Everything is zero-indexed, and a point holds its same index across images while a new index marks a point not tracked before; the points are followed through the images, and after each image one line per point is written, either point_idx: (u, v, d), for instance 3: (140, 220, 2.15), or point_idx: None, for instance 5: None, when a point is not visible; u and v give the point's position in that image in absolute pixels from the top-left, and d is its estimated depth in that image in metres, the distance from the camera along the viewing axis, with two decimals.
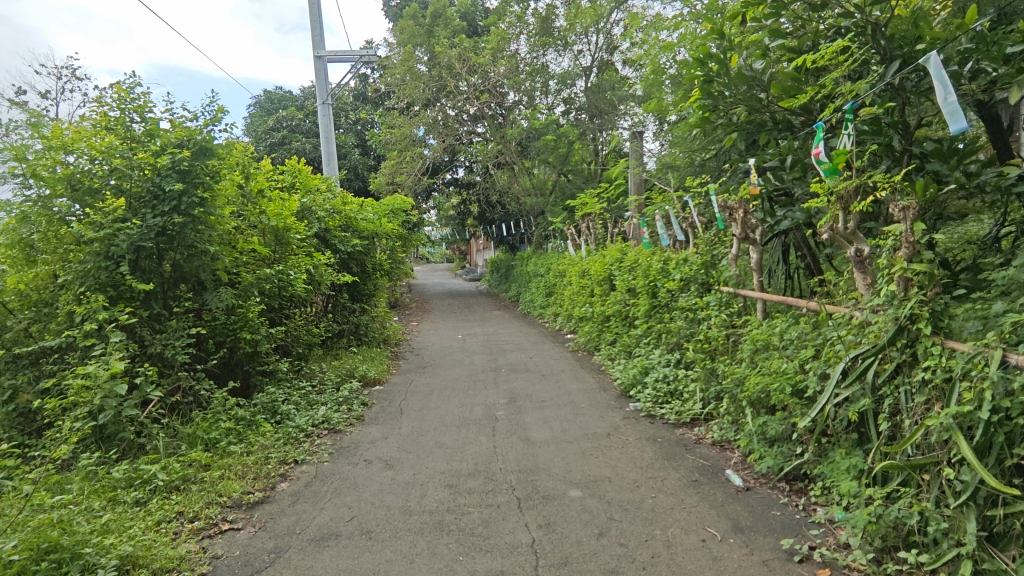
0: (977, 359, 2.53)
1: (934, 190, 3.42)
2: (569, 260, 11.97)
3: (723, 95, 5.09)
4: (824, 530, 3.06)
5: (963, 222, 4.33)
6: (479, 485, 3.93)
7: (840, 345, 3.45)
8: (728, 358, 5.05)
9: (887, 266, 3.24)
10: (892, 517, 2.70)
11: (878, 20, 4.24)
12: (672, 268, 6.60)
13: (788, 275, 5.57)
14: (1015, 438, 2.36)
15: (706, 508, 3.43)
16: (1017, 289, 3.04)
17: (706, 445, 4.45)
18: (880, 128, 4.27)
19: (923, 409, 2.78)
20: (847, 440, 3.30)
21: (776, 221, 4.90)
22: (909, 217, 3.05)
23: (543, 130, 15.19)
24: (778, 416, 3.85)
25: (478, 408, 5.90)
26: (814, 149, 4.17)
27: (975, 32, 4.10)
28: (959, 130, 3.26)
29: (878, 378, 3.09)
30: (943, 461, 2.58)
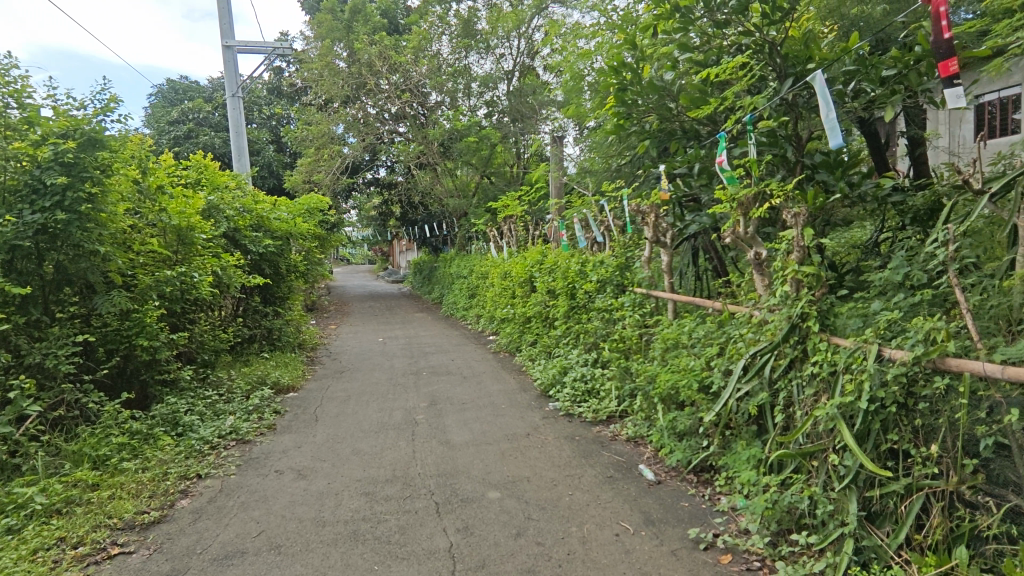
0: (857, 354, 2.76)
1: (821, 199, 3.74)
2: (491, 261, 12.02)
3: (636, 104, 5.29)
4: (727, 517, 3.24)
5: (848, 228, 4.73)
6: (396, 492, 3.84)
7: (741, 342, 3.66)
8: (641, 357, 5.24)
9: (781, 269, 3.48)
10: (786, 502, 2.90)
11: (774, 40, 4.61)
12: (589, 270, 6.78)
13: (697, 277, 5.87)
14: (888, 425, 2.59)
15: (620, 503, 3.54)
16: (891, 289, 3.36)
17: (620, 441, 4.59)
18: (776, 140, 4.59)
19: (812, 400, 3.01)
20: (748, 432, 3.51)
21: (685, 225, 5.15)
22: (799, 223, 3.36)
23: (465, 132, 15.17)
24: (687, 411, 4.05)
25: (398, 413, 5.78)
26: (719, 157, 4.42)
27: (857, 55, 4.51)
28: (835, 145, 3.65)
29: (774, 372, 3.31)
30: (829, 449, 2.80)
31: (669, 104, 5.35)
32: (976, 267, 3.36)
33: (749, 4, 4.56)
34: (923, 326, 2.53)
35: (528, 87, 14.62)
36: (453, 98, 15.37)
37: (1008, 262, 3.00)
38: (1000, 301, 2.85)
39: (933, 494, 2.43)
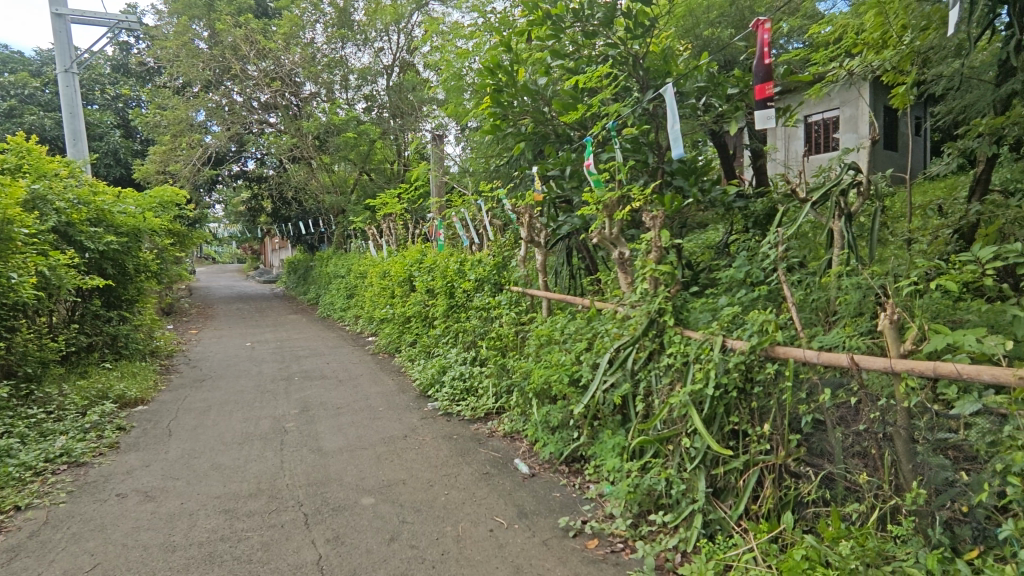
0: (705, 345, 3.01)
1: (676, 203, 4.07)
2: (370, 261, 11.68)
3: (511, 105, 5.44)
4: (594, 504, 3.41)
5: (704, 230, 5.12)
6: (260, 507, 3.59)
7: (607, 337, 3.86)
8: (517, 354, 5.36)
9: (641, 267, 3.72)
10: (646, 486, 3.11)
11: (637, 53, 4.93)
12: (468, 269, 6.81)
13: (571, 276, 6.10)
14: (730, 408, 2.87)
15: (495, 499, 3.58)
16: (735, 285, 3.73)
17: (497, 437, 4.67)
18: (639, 147, 4.90)
19: (668, 389, 3.25)
20: (613, 421, 3.74)
21: (559, 226, 5.37)
22: (657, 225, 3.64)
23: (343, 126, 14.47)
24: (559, 404, 4.19)
25: (265, 422, 5.41)
26: (587, 161, 4.64)
27: (707, 73, 4.95)
28: (679, 155, 3.99)
29: (635, 363, 3.53)
30: (682, 433, 3.04)
31: (541, 108, 5.54)
32: (801, 265, 3.83)
33: (615, 18, 4.87)
34: (757, 319, 2.84)
35: (408, 84, 14.43)
36: (329, 90, 14.83)
37: (826, 261, 3.44)
38: (819, 295, 3.25)
39: (767, 468, 2.72)
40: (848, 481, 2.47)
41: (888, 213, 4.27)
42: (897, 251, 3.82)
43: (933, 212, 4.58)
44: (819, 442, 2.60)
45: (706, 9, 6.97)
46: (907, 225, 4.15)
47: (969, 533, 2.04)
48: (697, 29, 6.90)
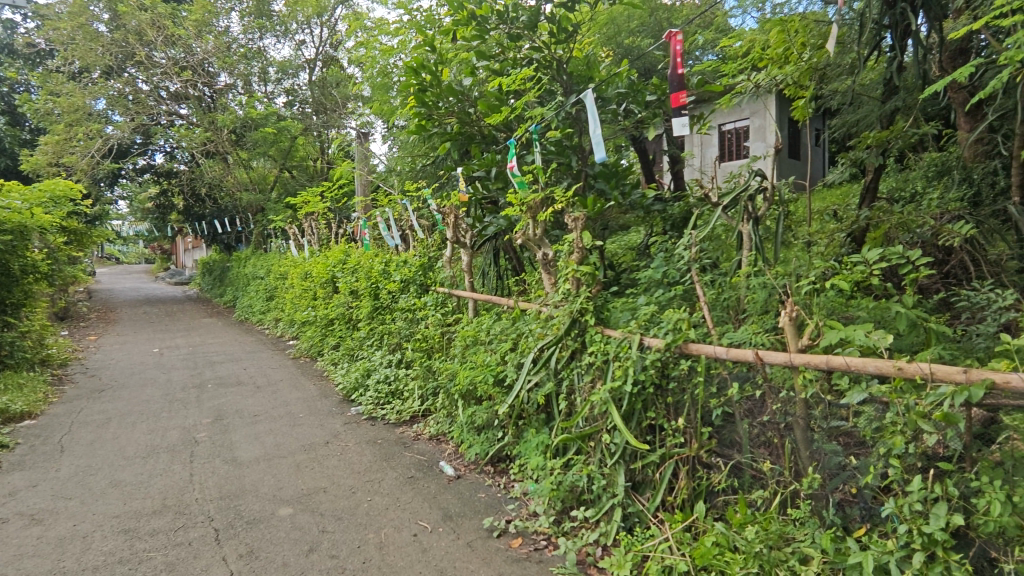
0: (624, 343, 3.11)
1: (597, 205, 4.19)
2: (290, 261, 11.23)
3: (436, 105, 5.39)
4: (519, 502, 3.43)
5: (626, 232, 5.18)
6: (166, 524, 3.36)
7: (531, 336, 3.90)
8: (443, 355, 5.33)
9: (564, 268, 3.80)
10: (569, 482, 3.16)
11: (561, 58, 5.03)
12: (393, 269, 6.71)
13: (498, 277, 6.11)
14: (647, 404, 2.98)
15: (419, 503, 3.54)
16: (653, 285, 3.88)
17: (423, 440, 4.62)
18: (563, 150, 4.99)
19: (589, 386, 3.33)
20: (537, 419, 3.78)
21: (484, 226, 5.39)
22: (578, 226, 3.72)
23: (261, 121, 13.86)
24: (484, 405, 4.19)
25: (173, 433, 5.07)
26: (510, 163, 4.70)
27: (629, 80, 5.11)
28: (600, 159, 4.09)
29: (558, 362, 3.60)
30: (602, 430, 3.12)
31: (466, 109, 5.54)
32: (714, 266, 4.03)
33: (538, 22, 4.95)
34: (671, 317, 2.96)
35: (331, 78, 14.14)
36: (246, 82, 14.21)
37: (736, 261, 3.64)
38: (729, 293, 3.43)
39: (681, 460, 2.85)
40: (754, 469, 2.62)
41: (791, 216, 4.57)
42: (798, 252, 4.10)
43: (830, 217, 4.95)
44: (728, 434, 2.74)
45: (628, 17, 7.40)
46: (807, 228, 4.47)
47: (857, 513, 2.21)
48: (618, 36, 7.28)
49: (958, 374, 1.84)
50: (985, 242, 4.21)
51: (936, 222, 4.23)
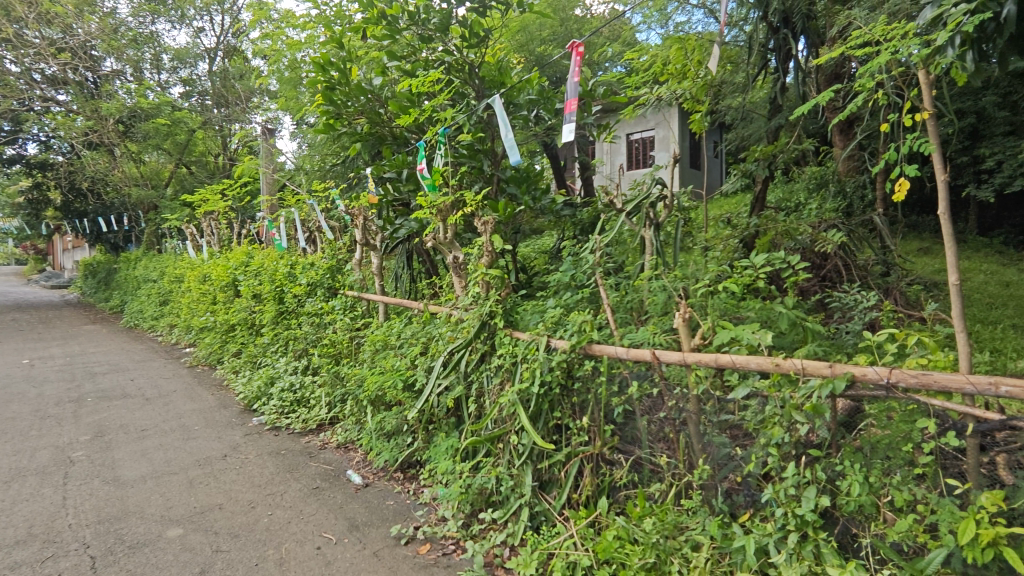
0: (532, 345, 3.18)
1: (508, 209, 4.25)
2: (187, 263, 10.49)
3: (345, 105, 5.25)
4: (428, 508, 3.40)
5: (538, 236, 5.31)
6: (31, 555, 3.01)
7: (442, 340, 3.89)
8: (352, 360, 5.19)
9: (474, 271, 3.83)
10: (477, 485, 3.17)
11: (473, 62, 5.05)
12: (299, 272, 6.46)
13: (411, 280, 6.06)
14: (554, 404, 3.06)
15: (324, 514, 3.41)
16: (561, 288, 3.99)
17: (330, 449, 4.46)
18: (475, 153, 4.99)
19: (498, 389, 3.36)
20: (447, 423, 3.77)
21: (395, 229, 5.33)
22: (488, 230, 3.77)
23: (154, 112, 12.87)
24: (393, 411, 4.11)
25: (43, 452, 4.57)
26: (420, 165, 4.72)
27: (540, 87, 5.21)
28: (515, 162, 4.11)
29: (468, 365, 3.61)
30: (511, 431, 3.16)
31: (377, 108, 5.42)
32: (619, 269, 4.19)
33: (450, 25, 4.91)
34: (576, 320, 3.06)
35: (234, 70, 13.85)
36: (137, 68, 13.20)
37: (638, 265, 3.81)
38: (632, 296, 3.57)
39: (585, 458, 2.94)
40: (652, 464, 2.74)
41: (689, 223, 4.85)
42: (695, 256, 4.36)
43: (724, 224, 5.29)
44: (629, 431, 2.84)
45: (539, 27, 7.64)
46: (703, 233, 4.76)
47: (743, 500, 2.37)
48: (531, 43, 7.52)
49: (825, 369, 2.02)
50: (855, 248, 4.68)
51: (813, 230, 4.64)
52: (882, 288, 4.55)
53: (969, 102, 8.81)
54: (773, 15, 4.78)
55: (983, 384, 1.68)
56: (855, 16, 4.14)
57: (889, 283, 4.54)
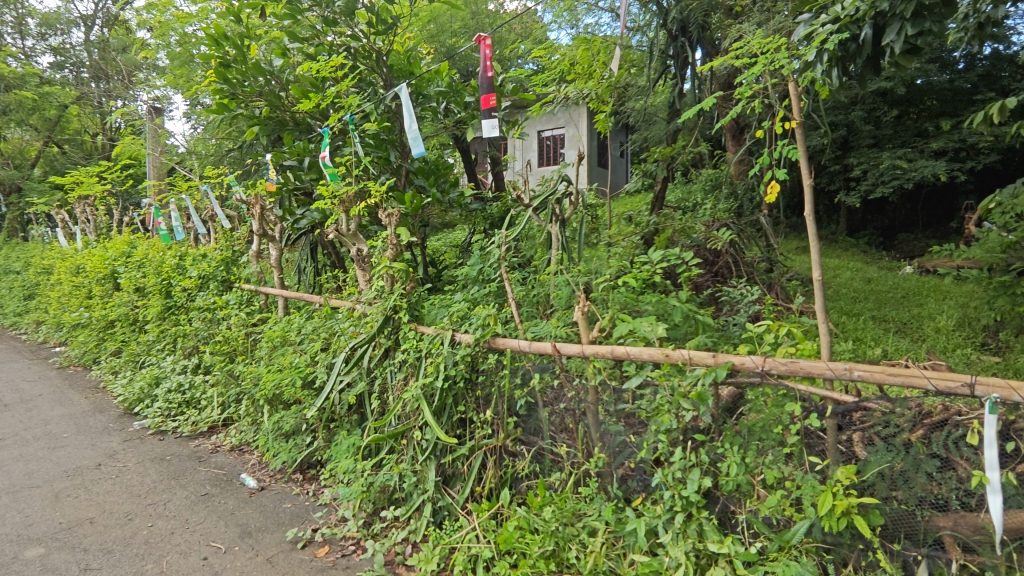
0: (436, 339, 3.17)
1: (415, 201, 4.22)
2: (57, 252, 9.44)
3: (240, 84, 4.91)
4: (328, 509, 3.29)
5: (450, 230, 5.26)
6: None
7: (344, 336, 3.77)
8: (247, 358, 4.89)
9: (378, 264, 3.75)
10: (379, 483, 3.11)
11: (381, 50, 4.90)
12: (189, 264, 6.01)
13: (315, 273, 5.83)
14: (458, 398, 3.08)
15: (213, 522, 3.20)
16: (469, 281, 3.98)
17: (222, 452, 4.20)
18: (382, 143, 4.79)
19: (402, 383, 3.31)
20: (350, 421, 3.67)
21: (296, 219, 5.09)
22: (393, 223, 3.72)
23: (16, 83, 11.49)
24: (292, 410, 3.93)
25: None
26: (323, 153, 4.49)
27: (450, 80, 5.14)
28: (418, 155, 4.06)
29: (372, 361, 3.52)
30: (414, 427, 3.12)
31: (276, 92, 5.12)
32: (525, 264, 4.25)
33: (356, 9, 4.66)
34: (481, 313, 3.07)
35: (114, 41, 12.65)
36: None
37: (545, 260, 3.88)
38: (538, 290, 3.61)
39: (489, 451, 2.96)
40: (553, 454, 2.80)
41: (594, 220, 5.00)
42: (599, 251, 4.50)
43: (627, 221, 5.50)
44: (532, 423, 2.89)
45: (450, 18, 7.59)
46: (606, 230, 4.93)
47: (636, 485, 2.47)
48: (443, 34, 7.81)
49: (709, 358, 2.15)
50: (744, 246, 5.02)
51: (706, 229, 4.95)
52: (765, 283, 4.93)
53: (840, 115, 9.77)
54: (672, 24, 5.05)
55: (841, 369, 1.85)
56: (744, 29, 4.46)
57: (772, 279, 4.98)
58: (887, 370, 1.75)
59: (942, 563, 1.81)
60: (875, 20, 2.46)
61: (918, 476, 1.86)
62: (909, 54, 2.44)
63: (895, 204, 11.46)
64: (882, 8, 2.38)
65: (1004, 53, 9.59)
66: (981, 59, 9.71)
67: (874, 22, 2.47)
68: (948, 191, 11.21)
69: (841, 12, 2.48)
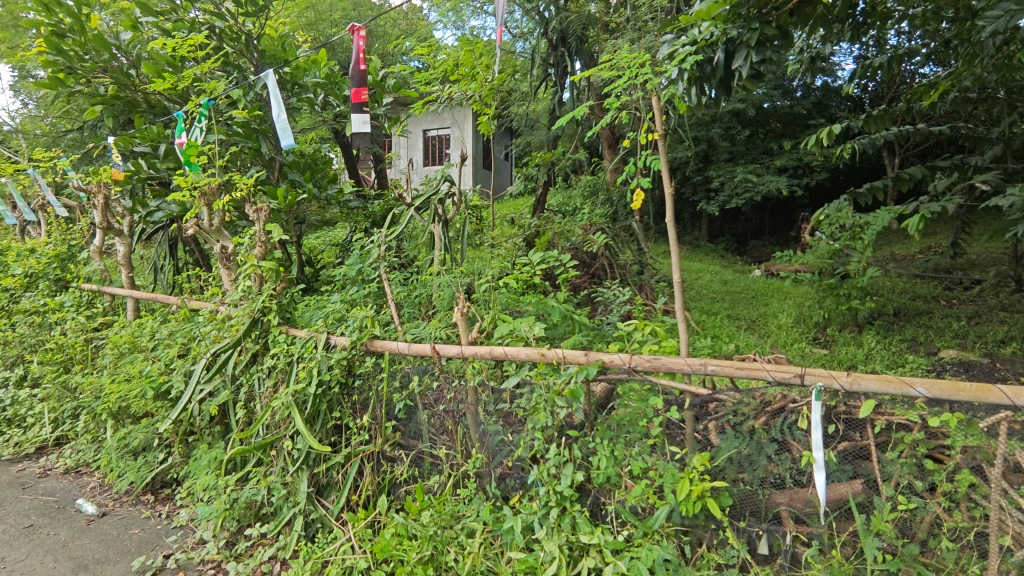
0: (309, 343, 3.00)
1: (288, 197, 4.03)
2: None
3: (80, 58, 4.33)
4: (183, 532, 3.00)
5: (329, 228, 5.03)
6: None
7: (205, 341, 3.46)
8: (87, 367, 4.33)
9: (244, 263, 3.48)
10: (244, 499, 2.89)
11: (250, 33, 4.55)
12: (11, 260, 5.18)
13: (173, 272, 5.30)
14: (333, 404, 2.94)
15: (39, 558, 2.79)
16: (348, 282, 3.83)
17: (53, 476, 3.68)
18: (251, 133, 4.45)
19: (271, 391, 3.09)
20: (211, 433, 3.38)
21: (149, 212, 4.60)
22: (261, 219, 3.48)
23: None
24: (141, 424, 3.54)
25: None
26: (178, 140, 4.12)
27: (328, 70, 4.87)
28: (286, 147, 3.82)
29: (236, 368, 3.25)
30: (284, 436, 2.93)
31: (125, 69, 4.61)
32: (407, 263, 4.17)
33: None
34: (357, 315, 2.96)
35: None
36: None
37: (427, 260, 3.83)
38: (420, 291, 3.56)
39: (366, 458, 2.86)
40: (432, 457, 2.77)
41: (477, 221, 5.03)
42: (482, 253, 4.53)
43: (509, 223, 5.60)
44: (411, 426, 2.84)
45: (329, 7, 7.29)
46: (490, 231, 4.98)
47: (514, 483, 2.50)
48: (322, 23, 7.97)
49: (581, 357, 2.24)
50: (618, 250, 5.31)
51: (584, 232, 5.16)
52: (637, 284, 5.26)
53: (702, 131, 10.68)
54: (552, 33, 5.24)
55: (696, 364, 2.01)
56: (617, 44, 4.73)
57: (643, 281, 5.30)
58: (735, 364, 1.93)
59: (778, 535, 2.00)
60: (727, 45, 2.69)
61: (760, 458, 2.06)
62: (755, 78, 2.71)
63: (747, 214, 12.75)
64: (732, 34, 2.61)
65: (832, 84, 11.00)
66: (815, 89, 11.07)
67: (726, 47, 2.70)
68: (788, 203, 12.67)
69: (698, 36, 2.70)
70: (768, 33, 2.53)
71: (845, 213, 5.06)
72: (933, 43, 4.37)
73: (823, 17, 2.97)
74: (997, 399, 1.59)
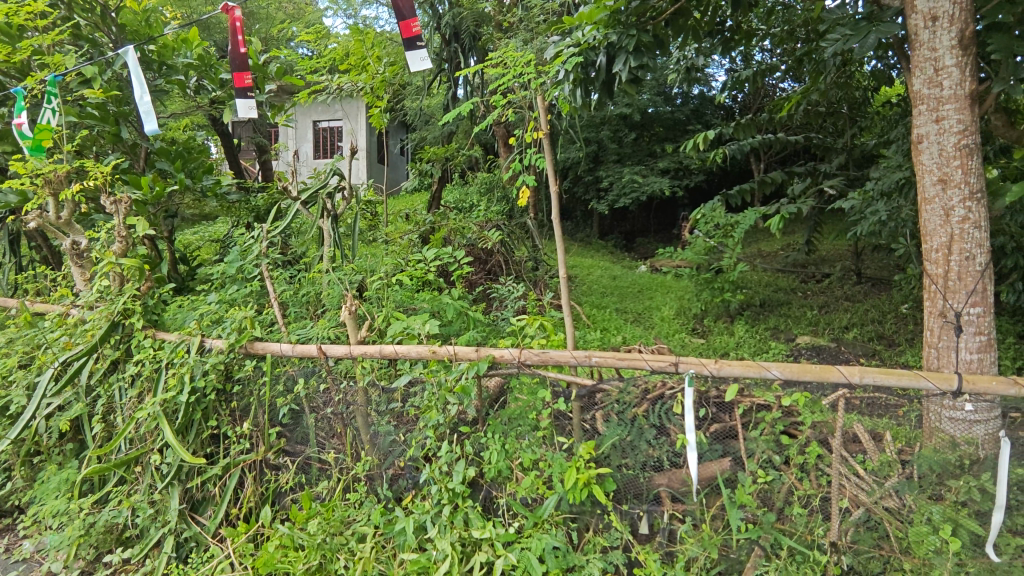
0: (180, 348, 2.74)
1: (154, 187, 3.67)
2: None
3: None
4: (28, 565, 2.66)
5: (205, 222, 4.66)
6: None
7: (53, 349, 3.06)
8: None
9: (100, 261, 3.10)
10: (103, 522, 2.62)
11: (107, 4, 4.09)
12: None
13: (14, 271, 4.67)
14: (209, 412, 2.72)
15: None
16: (225, 280, 3.57)
17: None
18: (109, 115, 3.98)
19: (134, 402, 2.80)
20: (63, 452, 3.02)
21: None
22: (120, 211, 3.12)
23: None
24: None
25: None
26: (16, 119, 3.59)
27: (202, 52, 4.49)
28: (149, 132, 3.47)
29: (92, 377, 2.90)
30: (151, 450, 2.66)
31: None
32: (292, 261, 3.95)
33: None
34: (235, 316, 2.75)
35: None
36: None
37: (315, 257, 3.66)
38: (308, 289, 3.40)
39: (247, 467, 2.67)
40: (320, 461, 2.65)
41: (369, 217, 4.88)
42: (375, 249, 4.41)
43: (403, 219, 5.50)
44: (298, 432, 2.71)
45: None
46: (383, 227, 4.85)
47: (406, 484, 2.46)
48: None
49: (472, 353, 2.23)
50: (513, 246, 5.39)
51: (479, 229, 5.18)
52: (531, 280, 5.37)
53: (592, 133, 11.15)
54: (444, 28, 5.20)
55: (581, 356, 2.08)
56: (509, 43, 4.77)
57: (537, 277, 5.42)
58: (616, 355, 2.02)
59: (657, 515, 2.14)
60: (608, 49, 2.80)
61: (641, 443, 2.16)
62: (634, 83, 2.83)
63: (634, 213, 13.45)
64: (612, 39, 2.72)
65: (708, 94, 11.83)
66: (693, 98, 11.88)
67: (608, 51, 2.81)
68: (671, 203, 13.53)
69: (581, 39, 2.79)
70: (644, 40, 2.67)
71: (718, 213, 5.57)
72: (788, 61, 4.86)
73: (694, 30, 3.16)
74: (837, 378, 1.79)
